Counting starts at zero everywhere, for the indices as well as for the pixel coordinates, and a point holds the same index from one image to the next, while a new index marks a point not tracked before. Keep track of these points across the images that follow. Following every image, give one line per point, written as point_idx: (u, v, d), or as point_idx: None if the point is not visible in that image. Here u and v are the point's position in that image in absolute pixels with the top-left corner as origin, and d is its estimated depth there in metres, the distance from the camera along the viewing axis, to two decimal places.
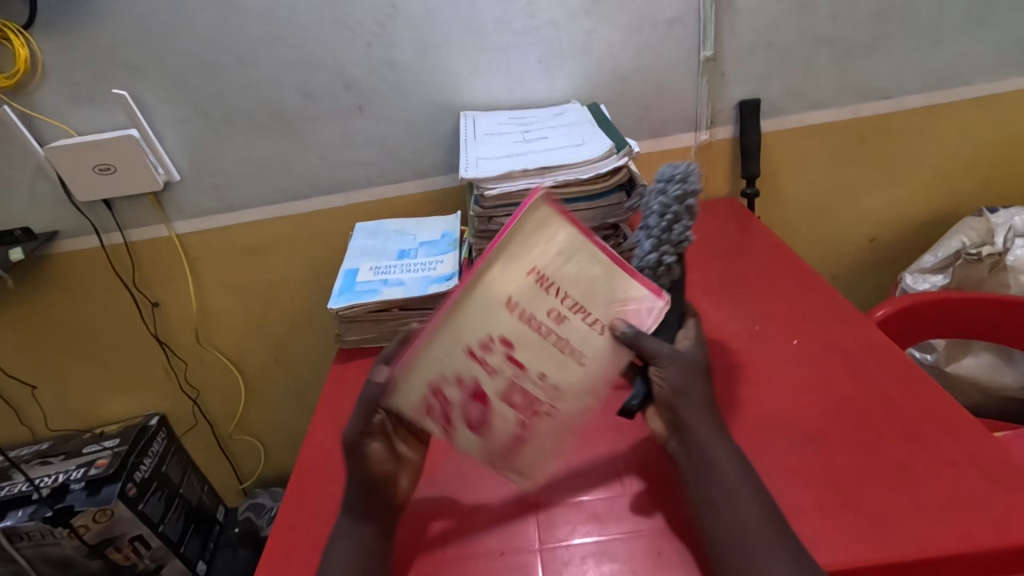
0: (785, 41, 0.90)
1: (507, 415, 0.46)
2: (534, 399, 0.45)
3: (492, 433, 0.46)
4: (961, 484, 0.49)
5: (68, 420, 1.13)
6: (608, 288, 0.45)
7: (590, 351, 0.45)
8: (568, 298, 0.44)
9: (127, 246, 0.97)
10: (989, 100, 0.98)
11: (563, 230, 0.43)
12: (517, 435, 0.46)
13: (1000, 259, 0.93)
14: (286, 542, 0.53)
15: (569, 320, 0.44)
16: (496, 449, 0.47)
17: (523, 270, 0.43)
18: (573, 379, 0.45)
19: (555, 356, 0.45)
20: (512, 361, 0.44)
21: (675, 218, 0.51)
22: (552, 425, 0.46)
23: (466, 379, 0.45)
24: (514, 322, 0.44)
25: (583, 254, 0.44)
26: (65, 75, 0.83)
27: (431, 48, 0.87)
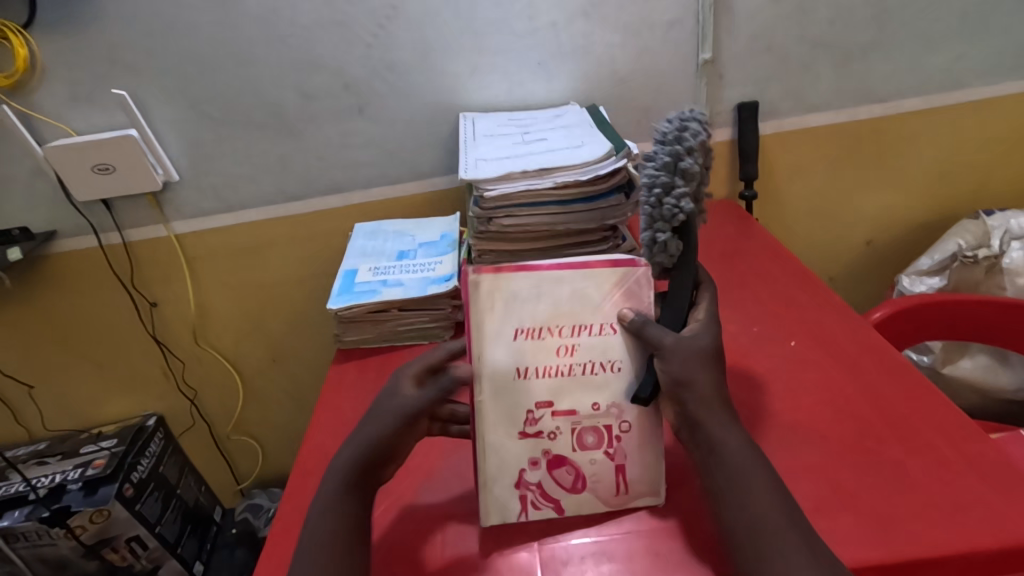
0: (783, 44, 0.90)
1: (593, 458, 0.50)
2: (603, 428, 0.50)
3: (593, 481, 0.50)
4: (957, 484, 0.49)
5: (65, 420, 1.13)
6: (586, 298, 0.49)
7: (614, 354, 0.50)
8: (561, 331, 0.50)
9: (125, 246, 0.96)
10: (986, 104, 0.98)
11: (520, 289, 0.49)
12: (617, 468, 0.50)
13: (996, 261, 0.94)
14: (284, 542, 0.53)
15: (577, 346, 0.50)
16: (610, 491, 0.50)
17: (510, 338, 0.49)
18: (619, 389, 0.50)
19: (591, 384, 0.50)
20: (562, 415, 0.50)
21: (662, 191, 0.47)
22: (633, 443, 0.51)
23: (539, 456, 0.50)
24: (541, 384, 0.50)
25: (549, 288, 0.49)
26: (65, 74, 0.83)
27: (431, 50, 0.87)
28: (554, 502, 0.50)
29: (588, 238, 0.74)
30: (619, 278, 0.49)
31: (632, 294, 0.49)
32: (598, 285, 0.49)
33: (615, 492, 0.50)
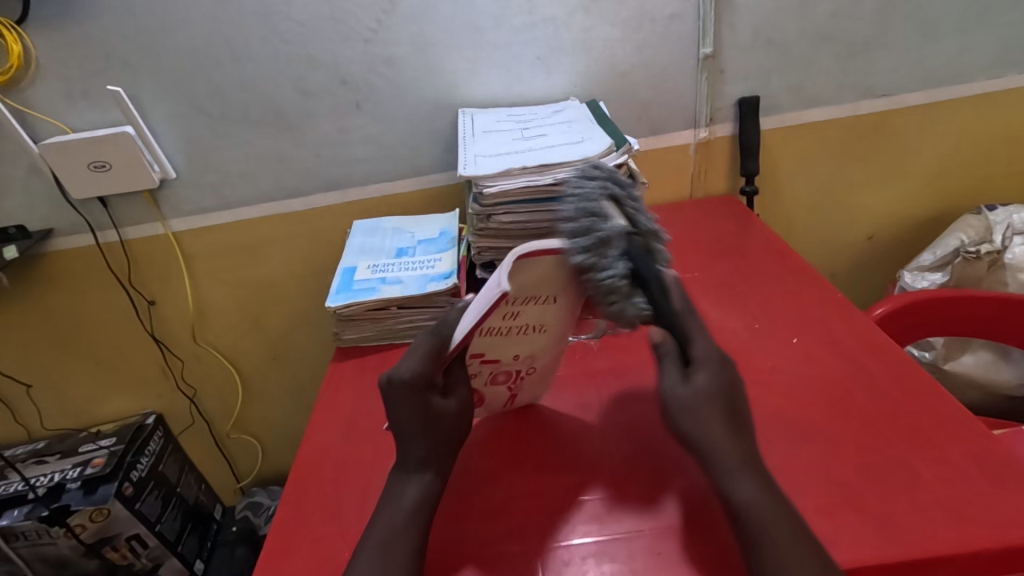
0: (785, 38, 0.90)
1: (498, 391, 0.58)
2: (514, 372, 0.57)
3: (489, 403, 0.60)
4: (963, 484, 0.48)
5: (64, 419, 1.12)
6: (552, 277, 0.49)
7: (548, 321, 0.54)
8: (516, 301, 0.50)
9: (122, 244, 0.96)
10: (989, 97, 0.98)
11: (518, 269, 0.47)
12: (512, 394, 0.60)
13: (998, 257, 0.93)
14: (283, 542, 0.53)
15: (522, 313, 0.51)
16: (498, 405, 0.61)
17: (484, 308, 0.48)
18: (543, 345, 0.56)
19: (519, 340, 0.54)
20: (487, 362, 0.55)
21: (591, 270, 0.48)
22: (534, 378, 0.59)
23: None
24: (483, 340, 0.52)
25: (541, 271, 0.48)
26: (60, 71, 0.82)
27: (429, 45, 0.86)
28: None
29: None
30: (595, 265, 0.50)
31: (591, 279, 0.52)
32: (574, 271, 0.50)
33: (502, 404, 0.61)
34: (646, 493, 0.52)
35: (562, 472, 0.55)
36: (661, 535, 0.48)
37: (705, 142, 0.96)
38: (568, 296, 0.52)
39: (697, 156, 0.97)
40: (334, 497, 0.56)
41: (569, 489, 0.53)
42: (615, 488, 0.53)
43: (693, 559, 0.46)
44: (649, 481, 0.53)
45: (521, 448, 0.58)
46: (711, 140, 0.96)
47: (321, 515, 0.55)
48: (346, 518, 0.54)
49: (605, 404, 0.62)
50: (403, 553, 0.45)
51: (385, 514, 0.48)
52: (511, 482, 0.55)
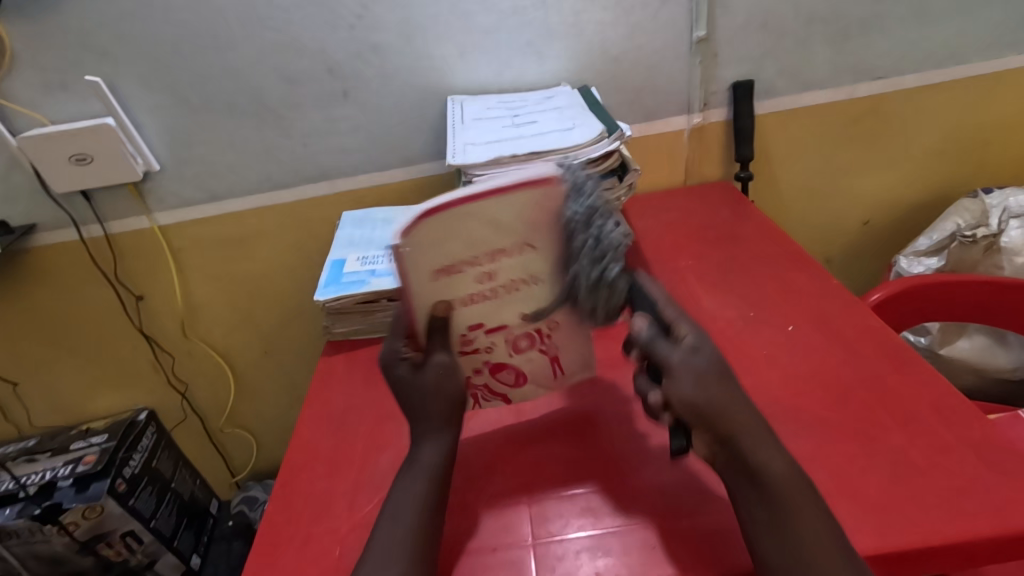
0: (780, 20, 0.88)
1: (531, 356, 0.56)
2: (535, 332, 0.54)
3: (532, 374, 0.57)
4: (960, 471, 0.48)
5: (54, 416, 1.11)
6: (498, 225, 0.47)
7: (536, 271, 0.50)
8: (477, 260, 0.48)
9: (107, 238, 0.94)
10: (987, 79, 0.96)
11: (441, 230, 0.46)
12: (551, 358, 0.57)
13: (994, 241, 0.93)
14: (274, 541, 0.52)
15: (495, 269, 0.49)
16: (549, 375, 0.58)
17: (427, 276, 0.48)
18: (552, 297, 0.52)
19: (517, 298, 0.52)
20: (495, 331, 0.53)
21: (596, 226, 0.47)
22: (564, 333, 0.55)
23: (479, 367, 0.55)
24: (469, 310, 0.51)
25: (462, 227, 0.46)
26: (36, 60, 0.80)
27: (416, 31, 0.84)
28: (502, 394, 0.58)
29: None
30: (529, 197, 0.46)
31: (546, 212, 0.47)
32: (507, 210, 0.46)
33: (552, 374, 0.58)
34: (653, 487, 0.51)
35: (552, 463, 0.55)
36: (672, 529, 0.47)
37: (698, 128, 0.95)
38: (540, 242, 0.48)
39: (691, 141, 0.96)
40: (326, 494, 0.56)
41: (561, 481, 0.53)
42: (620, 480, 0.52)
43: (706, 548, 0.46)
44: (652, 472, 0.52)
45: (518, 440, 0.57)
46: (705, 126, 0.95)
47: (312, 513, 0.54)
48: (338, 514, 0.53)
49: (599, 392, 0.61)
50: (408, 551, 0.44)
51: (387, 513, 0.47)
52: (511, 476, 0.54)
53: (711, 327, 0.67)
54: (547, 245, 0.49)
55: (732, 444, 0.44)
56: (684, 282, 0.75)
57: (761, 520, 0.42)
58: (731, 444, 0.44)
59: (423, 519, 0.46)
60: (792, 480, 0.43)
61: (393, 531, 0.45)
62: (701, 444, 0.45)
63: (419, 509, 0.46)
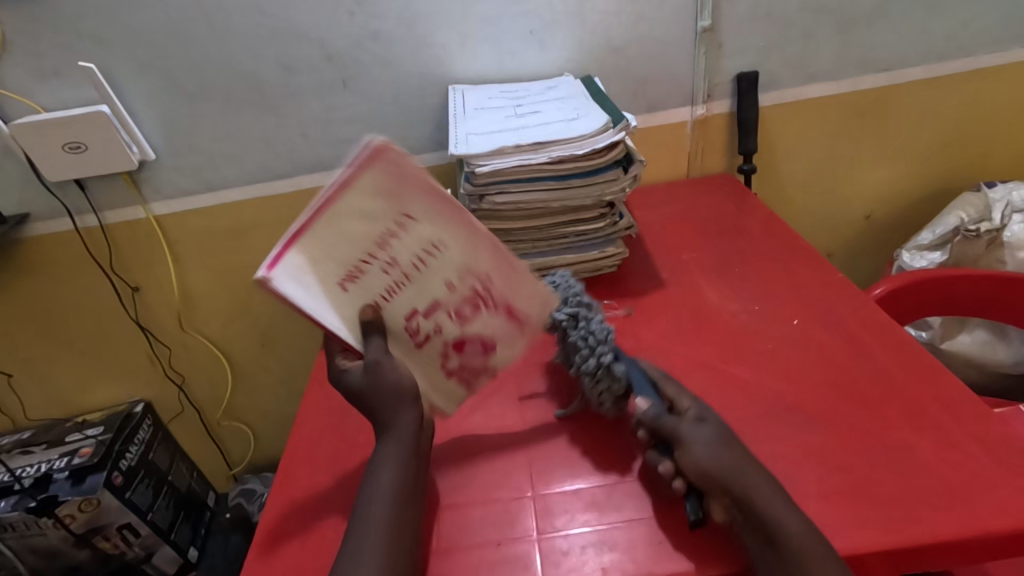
0: (784, 10, 0.87)
1: (482, 318, 0.55)
2: (470, 292, 0.54)
3: (495, 338, 0.56)
4: (966, 467, 0.48)
5: (48, 408, 1.10)
6: (367, 214, 0.49)
7: (429, 234, 0.52)
8: (371, 255, 0.50)
9: (102, 228, 0.93)
10: (991, 72, 0.96)
11: (316, 253, 0.48)
12: (506, 310, 0.56)
13: (998, 235, 0.93)
14: (274, 535, 0.51)
15: (392, 252, 0.51)
16: (510, 332, 0.57)
17: (336, 292, 0.50)
18: (462, 252, 0.53)
19: (434, 269, 0.53)
20: (432, 310, 0.53)
21: (582, 323, 0.56)
22: (501, 279, 0.55)
23: (445, 353, 0.55)
24: (398, 300, 0.52)
25: (337, 235, 0.49)
26: (29, 46, 0.78)
27: (417, 18, 0.82)
28: (483, 369, 0.57)
29: (587, 215, 0.72)
30: (375, 173, 0.49)
31: (400, 177, 0.50)
32: (364, 195, 0.49)
33: (518, 327, 0.57)
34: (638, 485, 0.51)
35: (554, 457, 0.54)
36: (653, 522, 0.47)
37: (702, 120, 0.94)
38: (414, 206, 0.51)
39: (694, 133, 0.95)
40: (324, 489, 0.55)
41: (563, 475, 0.52)
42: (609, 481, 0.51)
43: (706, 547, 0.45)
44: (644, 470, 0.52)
45: (506, 442, 0.56)
46: (708, 118, 0.94)
47: (312, 507, 0.53)
48: (338, 508, 0.53)
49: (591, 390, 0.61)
50: (386, 543, 0.43)
51: (358, 509, 0.46)
52: (501, 477, 0.53)
53: (713, 321, 0.67)
54: (422, 207, 0.51)
55: (745, 503, 0.44)
56: (687, 275, 0.74)
57: (768, 562, 0.42)
58: (739, 496, 0.45)
59: (396, 513, 0.45)
60: (797, 524, 0.43)
61: (366, 527, 0.44)
62: (719, 508, 0.46)
63: (400, 498, 0.46)
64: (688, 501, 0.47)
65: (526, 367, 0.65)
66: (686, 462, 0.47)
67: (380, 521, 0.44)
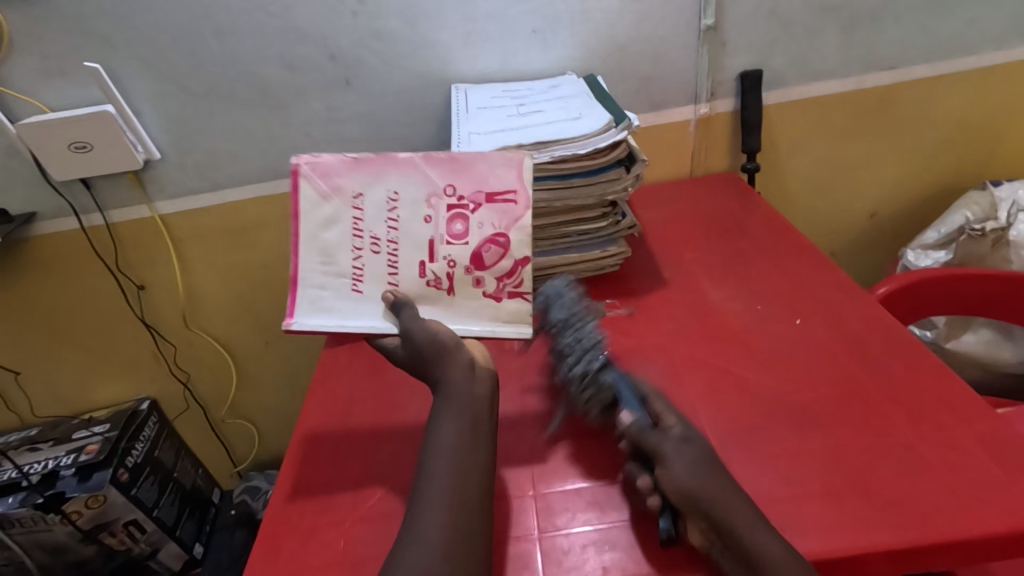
0: (789, 8, 0.86)
1: (474, 224, 0.55)
2: (450, 208, 0.54)
3: (500, 233, 0.54)
4: (969, 467, 0.48)
5: (55, 405, 1.11)
6: (331, 221, 0.54)
7: (381, 194, 0.54)
8: (359, 250, 0.54)
9: (108, 227, 0.93)
10: (997, 70, 0.95)
11: (319, 283, 0.54)
12: (487, 200, 0.55)
13: (1003, 234, 0.92)
14: (279, 532, 0.52)
15: (370, 233, 0.54)
16: (500, 222, 0.54)
17: (358, 298, 0.54)
18: (418, 182, 0.54)
19: (410, 215, 0.54)
20: (434, 247, 0.54)
21: (572, 331, 0.59)
22: (462, 176, 0.55)
23: (476, 282, 0.55)
24: (408, 265, 0.54)
25: (322, 253, 0.54)
26: (35, 47, 0.79)
27: (420, 18, 0.83)
28: (514, 265, 0.54)
29: (589, 214, 0.72)
30: (310, 188, 0.54)
31: (327, 176, 0.54)
32: (317, 210, 0.54)
33: (510, 204, 0.55)
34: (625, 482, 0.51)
35: (556, 454, 0.54)
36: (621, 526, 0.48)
37: (705, 118, 0.94)
38: (354, 183, 0.54)
39: (697, 132, 0.95)
40: (329, 484, 0.55)
41: (565, 474, 0.53)
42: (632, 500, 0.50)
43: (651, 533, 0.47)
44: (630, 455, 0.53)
45: (510, 439, 0.56)
46: (711, 116, 0.94)
47: (316, 504, 0.54)
48: (342, 506, 0.53)
49: None
50: (449, 499, 0.46)
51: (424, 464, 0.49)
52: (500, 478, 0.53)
53: (715, 320, 0.66)
54: (360, 180, 0.54)
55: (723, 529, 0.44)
56: (690, 275, 0.74)
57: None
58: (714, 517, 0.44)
59: (456, 469, 0.48)
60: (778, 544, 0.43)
61: (432, 487, 0.47)
62: (696, 531, 0.45)
63: (458, 449, 0.49)
64: (661, 518, 0.47)
65: (527, 366, 0.64)
66: (664, 481, 0.47)
67: (443, 480, 0.47)
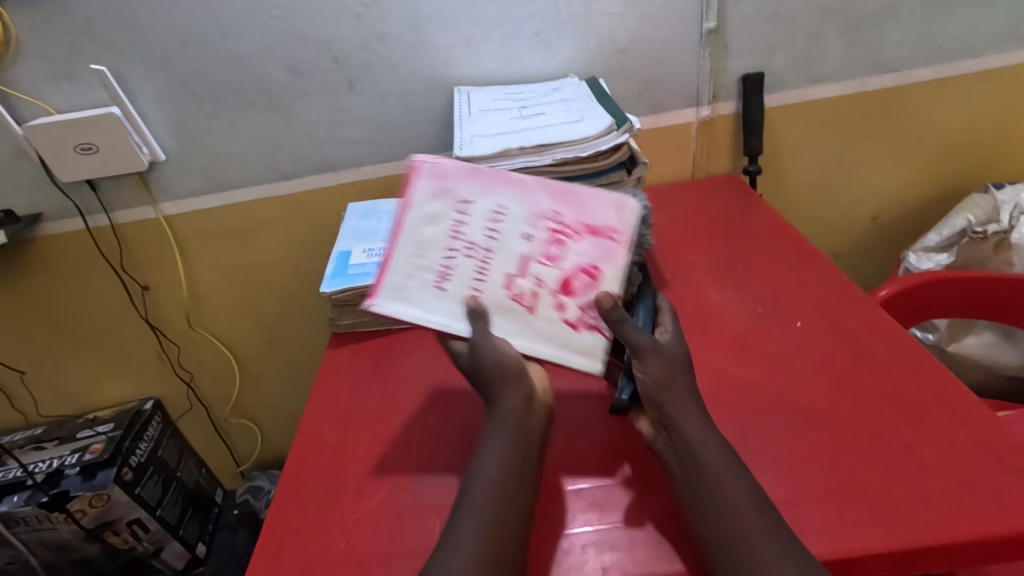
0: (791, 11, 0.87)
1: (572, 252, 0.54)
2: (551, 232, 0.54)
3: (597, 266, 0.54)
4: (968, 469, 0.48)
5: (60, 405, 1.12)
6: (433, 218, 0.54)
7: (490, 205, 0.55)
8: (451, 251, 0.54)
9: (113, 228, 0.94)
10: (999, 72, 0.95)
11: (404, 277, 0.54)
12: (591, 232, 0.54)
13: (1005, 237, 0.92)
14: (282, 531, 0.52)
15: (469, 238, 0.54)
16: (601, 254, 0.54)
17: (438, 297, 0.53)
18: (526, 204, 0.55)
19: (511, 230, 0.54)
20: (526, 266, 0.54)
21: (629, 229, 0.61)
22: (570, 208, 0.55)
23: (559, 307, 0.53)
24: (494, 276, 0.53)
25: (416, 247, 0.54)
26: (42, 49, 0.80)
27: (423, 21, 0.83)
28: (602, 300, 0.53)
29: None
30: (424, 182, 0.55)
31: (443, 176, 0.55)
32: (424, 203, 0.55)
33: (610, 242, 0.54)
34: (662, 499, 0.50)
35: (556, 455, 0.55)
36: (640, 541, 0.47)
37: (707, 120, 0.94)
38: (466, 189, 0.55)
39: (699, 134, 0.95)
40: (332, 484, 0.56)
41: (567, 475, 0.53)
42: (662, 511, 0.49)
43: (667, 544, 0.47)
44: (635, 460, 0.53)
45: None
46: (713, 119, 0.94)
47: (319, 503, 0.54)
48: (344, 506, 0.53)
49: (595, 392, 0.61)
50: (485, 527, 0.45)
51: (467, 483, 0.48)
52: None
53: (715, 322, 0.67)
54: (473, 187, 0.55)
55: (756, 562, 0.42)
56: (692, 277, 0.74)
57: None
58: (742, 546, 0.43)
59: (499, 497, 0.46)
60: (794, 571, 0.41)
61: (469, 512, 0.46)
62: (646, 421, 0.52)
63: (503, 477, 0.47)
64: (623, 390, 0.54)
65: None
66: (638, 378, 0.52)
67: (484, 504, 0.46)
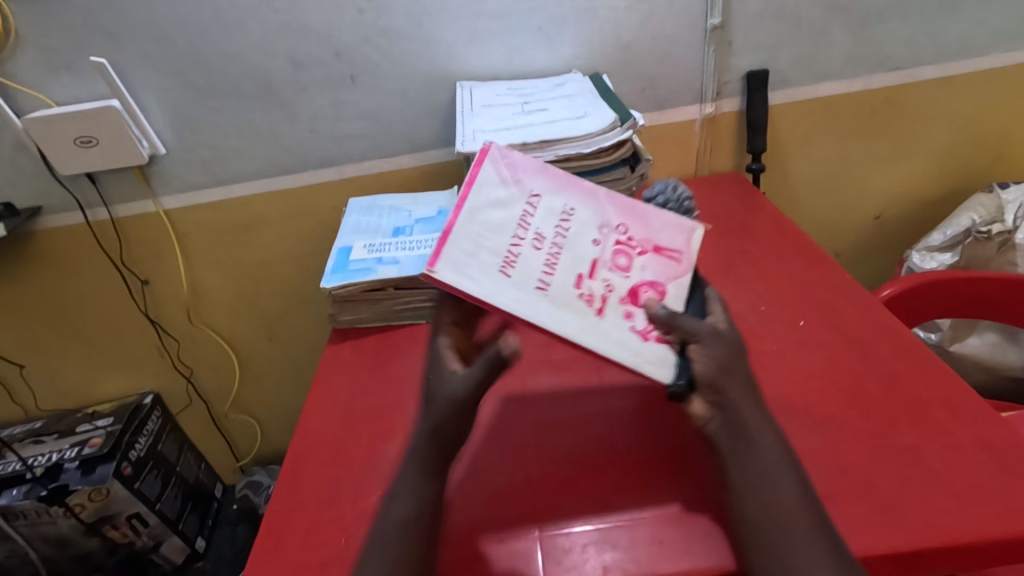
0: (796, 8, 0.86)
1: (638, 265, 0.52)
2: (617, 242, 0.52)
3: (665, 281, 0.52)
4: (971, 471, 0.47)
5: (59, 399, 1.12)
6: (500, 203, 0.50)
7: (559, 205, 0.52)
8: (517, 239, 0.50)
9: (113, 222, 0.94)
10: (1007, 71, 0.94)
11: (467, 254, 0.47)
12: (655, 250, 0.53)
13: (1010, 237, 0.91)
14: (280, 527, 0.52)
15: (538, 232, 0.50)
16: (669, 270, 0.52)
17: (504, 282, 0.47)
18: (593, 211, 0.53)
19: (579, 233, 0.52)
20: (594, 271, 0.50)
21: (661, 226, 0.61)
22: (637, 223, 0.54)
23: (627, 314, 0.49)
24: (561, 270, 0.49)
25: (481, 227, 0.49)
26: (42, 41, 0.79)
27: (425, 15, 0.82)
28: None
29: None
30: (491, 166, 0.52)
31: (513, 165, 0.52)
32: (492, 185, 0.51)
33: (674, 261, 0.53)
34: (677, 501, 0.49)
35: (560, 454, 0.54)
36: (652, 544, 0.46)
37: (711, 117, 0.93)
38: (536, 183, 0.52)
39: (702, 132, 0.95)
40: (331, 480, 0.55)
41: (569, 474, 0.52)
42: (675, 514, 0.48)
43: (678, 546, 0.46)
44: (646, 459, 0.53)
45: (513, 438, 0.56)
46: (717, 116, 0.93)
47: (318, 499, 0.54)
48: (343, 502, 0.53)
49: (598, 390, 0.60)
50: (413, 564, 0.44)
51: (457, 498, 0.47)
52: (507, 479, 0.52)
53: None
54: (541, 184, 0.53)
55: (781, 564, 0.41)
56: None
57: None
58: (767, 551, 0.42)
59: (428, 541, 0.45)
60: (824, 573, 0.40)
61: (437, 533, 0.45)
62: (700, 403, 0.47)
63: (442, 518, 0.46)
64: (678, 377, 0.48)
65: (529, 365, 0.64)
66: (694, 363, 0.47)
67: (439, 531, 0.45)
